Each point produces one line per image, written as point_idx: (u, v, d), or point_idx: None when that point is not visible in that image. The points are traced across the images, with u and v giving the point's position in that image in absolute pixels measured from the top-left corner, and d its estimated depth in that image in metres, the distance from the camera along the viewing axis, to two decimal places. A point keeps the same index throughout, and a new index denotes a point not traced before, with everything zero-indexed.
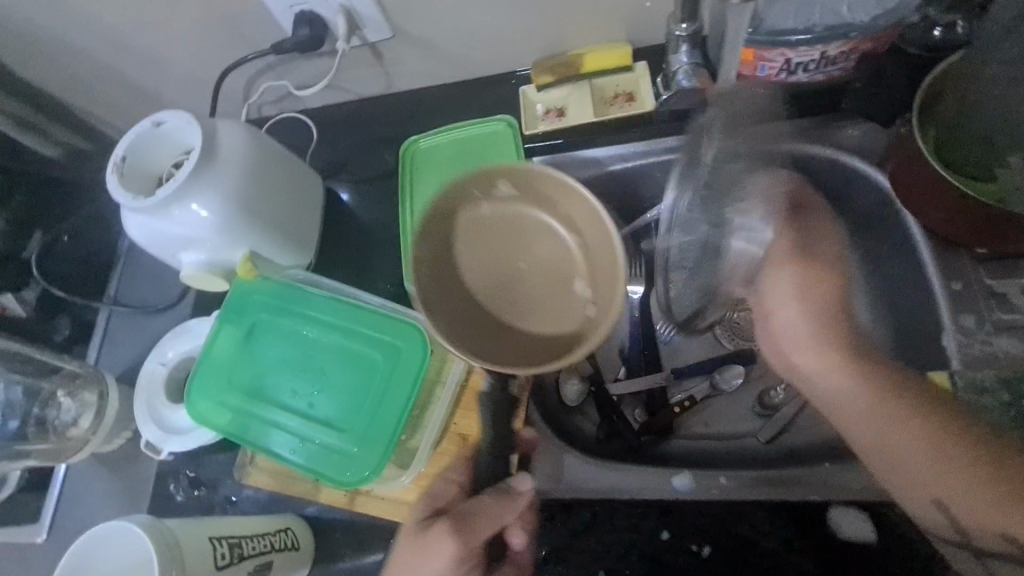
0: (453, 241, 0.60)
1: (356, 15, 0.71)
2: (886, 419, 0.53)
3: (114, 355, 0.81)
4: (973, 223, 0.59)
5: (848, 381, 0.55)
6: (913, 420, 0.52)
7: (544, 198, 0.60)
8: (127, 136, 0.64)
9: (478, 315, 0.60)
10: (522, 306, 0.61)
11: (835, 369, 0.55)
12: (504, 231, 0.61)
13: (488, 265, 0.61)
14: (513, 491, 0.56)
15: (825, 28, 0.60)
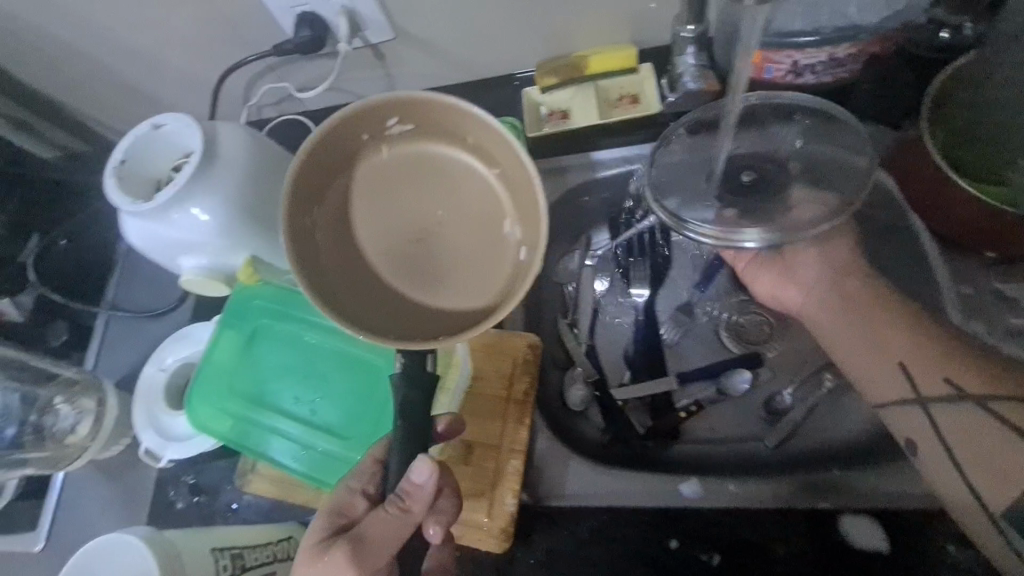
0: (348, 202, 0.55)
1: (358, 16, 0.70)
2: (874, 319, 0.61)
3: (112, 361, 0.80)
4: (983, 227, 0.58)
5: (849, 296, 0.63)
6: (899, 321, 0.60)
7: (446, 132, 0.54)
8: (126, 139, 0.63)
9: (392, 278, 0.55)
10: (440, 260, 0.55)
11: (843, 291, 0.64)
12: (410, 178, 0.55)
13: (397, 219, 0.56)
14: (410, 502, 0.49)
15: (833, 30, 0.60)
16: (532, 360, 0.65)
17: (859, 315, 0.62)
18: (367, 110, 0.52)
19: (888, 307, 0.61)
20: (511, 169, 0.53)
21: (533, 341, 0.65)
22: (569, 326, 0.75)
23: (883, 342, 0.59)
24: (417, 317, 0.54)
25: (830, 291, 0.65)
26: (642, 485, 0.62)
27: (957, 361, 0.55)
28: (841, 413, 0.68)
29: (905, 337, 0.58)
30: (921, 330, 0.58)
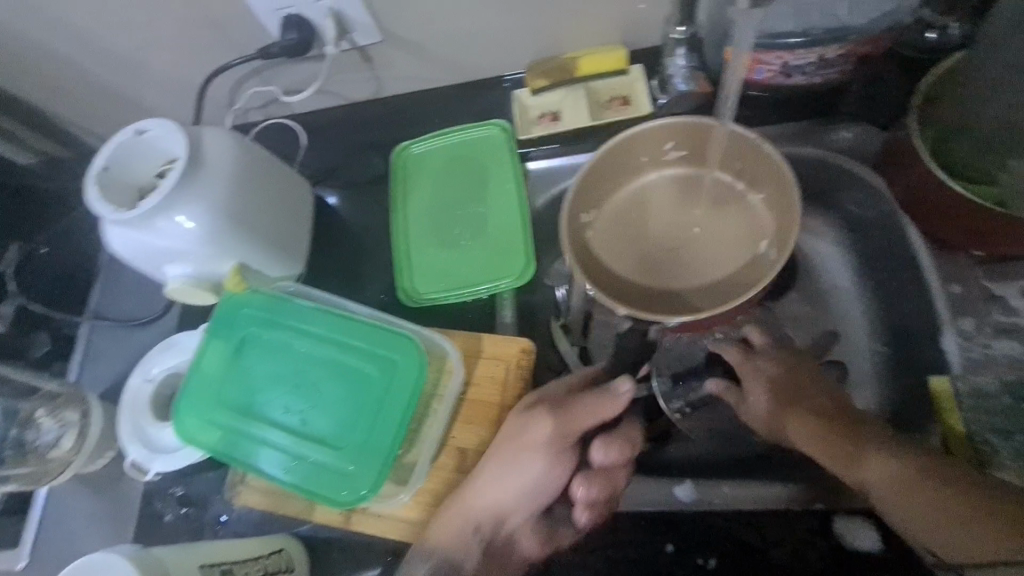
0: (596, 213, 0.70)
1: (344, 17, 0.70)
2: (923, 508, 0.49)
3: (95, 372, 0.78)
4: (974, 227, 0.59)
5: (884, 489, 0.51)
6: (947, 515, 0.48)
7: (710, 158, 0.68)
8: (107, 145, 0.61)
9: (632, 273, 0.68)
10: (676, 261, 0.67)
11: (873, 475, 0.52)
12: (693, 200, 0.70)
13: (634, 235, 0.69)
14: (612, 391, 0.57)
15: (822, 31, 0.60)
16: (527, 364, 0.64)
17: (897, 508, 0.51)
18: (656, 135, 0.66)
19: (937, 493, 0.49)
20: (769, 183, 0.65)
21: (527, 346, 0.64)
22: (563, 327, 0.73)
23: (933, 539, 0.49)
24: (662, 297, 0.67)
25: (801, 430, 0.57)
26: (636, 488, 0.62)
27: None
28: None
29: (954, 534, 0.48)
30: (988, 524, 0.47)
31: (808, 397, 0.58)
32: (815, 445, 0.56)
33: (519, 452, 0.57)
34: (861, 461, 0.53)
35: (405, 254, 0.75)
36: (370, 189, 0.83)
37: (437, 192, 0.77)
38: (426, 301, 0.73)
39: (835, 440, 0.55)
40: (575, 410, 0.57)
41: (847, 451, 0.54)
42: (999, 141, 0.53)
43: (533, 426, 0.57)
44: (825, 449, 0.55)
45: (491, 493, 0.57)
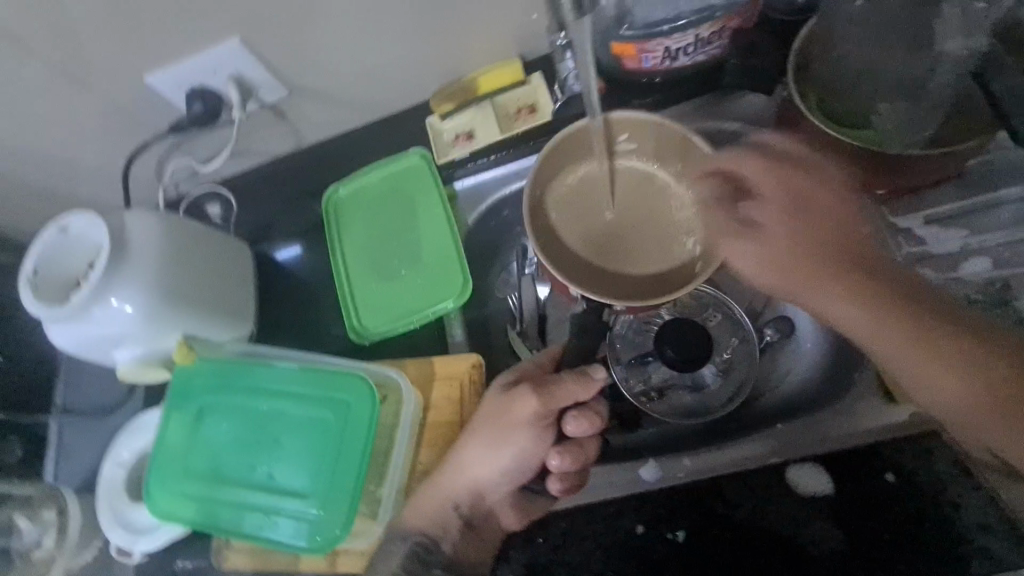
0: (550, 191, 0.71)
1: (246, 81, 0.72)
2: (927, 361, 0.52)
3: (71, 466, 0.79)
4: (864, 170, 0.60)
5: (887, 346, 0.53)
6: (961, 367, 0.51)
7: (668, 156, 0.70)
8: (35, 248, 0.63)
9: (588, 254, 0.69)
10: (630, 250, 0.69)
11: (871, 319, 0.54)
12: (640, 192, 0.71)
13: (590, 219, 0.71)
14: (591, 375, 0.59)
15: (692, 13, 0.63)
16: (479, 378, 0.66)
17: (894, 359, 0.54)
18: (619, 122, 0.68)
19: (947, 343, 0.52)
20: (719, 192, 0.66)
21: (477, 360, 0.66)
22: (520, 335, 0.78)
23: (927, 387, 0.53)
24: (618, 283, 0.68)
25: (820, 298, 0.56)
26: (605, 476, 0.63)
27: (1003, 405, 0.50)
28: (780, 367, 0.69)
29: (949, 384, 0.52)
30: (982, 373, 0.51)
31: (829, 254, 0.56)
32: (824, 303, 0.56)
33: (503, 429, 0.58)
34: (862, 308, 0.54)
35: (350, 295, 0.77)
36: (310, 237, 0.85)
37: (370, 228, 0.79)
38: (378, 335, 0.75)
39: (848, 301, 0.55)
40: (559, 385, 0.58)
41: (846, 302, 0.55)
42: (867, 87, 0.60)
43: (520, 400, 0.58)
44: (822, 304, 0.56)
45: (476, 468, 0.60)
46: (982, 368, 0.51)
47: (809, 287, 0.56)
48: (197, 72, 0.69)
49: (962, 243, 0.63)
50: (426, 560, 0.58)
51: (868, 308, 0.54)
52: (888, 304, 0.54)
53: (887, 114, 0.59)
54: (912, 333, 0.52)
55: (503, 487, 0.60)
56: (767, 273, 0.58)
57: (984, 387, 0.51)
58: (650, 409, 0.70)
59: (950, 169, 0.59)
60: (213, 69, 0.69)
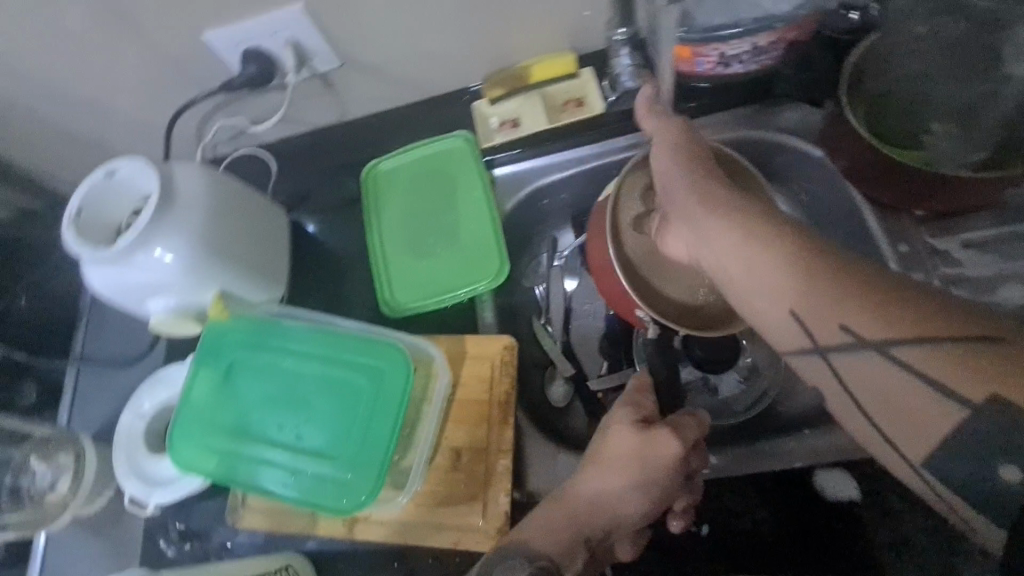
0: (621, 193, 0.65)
1: (302, 47, 0.72)
2: (783, 259, 0.46)
3: (85, 415, 0.78)
4: (909, 186, 0.62)
5: (730, 252, 0.49)
6: (797, 264, 0.46)
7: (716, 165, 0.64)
8: (80, 189, 0.63)
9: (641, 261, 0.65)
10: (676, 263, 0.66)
11: (798, 289, 0.46)
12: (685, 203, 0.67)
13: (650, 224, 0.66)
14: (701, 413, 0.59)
15: (752, 21, 0.64)
16: (510, 359, 0.66)
17: (735, 264, 0.49)
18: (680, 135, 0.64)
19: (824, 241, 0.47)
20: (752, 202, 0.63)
21: (508, 343, 0.67)
22: (545, 326, 0.78)
23: (805, 289, 0.46)
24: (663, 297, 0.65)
25: (748, 262, 0.48)
26: None
27: (881, 309, 0.43)
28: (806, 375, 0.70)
29: (832, 282, 0.45)
30: (870, 279, 0.44)
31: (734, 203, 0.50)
32: (702, 194, 0.52)
33: (645, 470, 0.55)
34: (790, 270, 0.46)
35: (384, 269, 0.77)
36: (344, 210, 0.85)
37: (408, 205, 0.80)
38: (408, 311, 0.75)
39: (719, 195, 0.51)
40: (691, 419, 0.57)
41: (721, 203, 0.51)
42: (919, 107, 0.62)
43: (667, 444, 0.55)
44: (693, 201, 0.52)
45: (609, 506, 0.56)
46: (898, 311, 0.43)
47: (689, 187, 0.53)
48: (254, 33, 0.69)
49: (996, 269, 0.64)
50: None
51: (733, 205, 0.50)
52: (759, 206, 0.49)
53: (938, 134, 0.62)
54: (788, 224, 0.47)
55: (633, 525, 0.57)
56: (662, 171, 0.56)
57: (861, 288, 0.44)
58: None
59: (990, 196, 0.61)
60: (271, 31, 0.69)
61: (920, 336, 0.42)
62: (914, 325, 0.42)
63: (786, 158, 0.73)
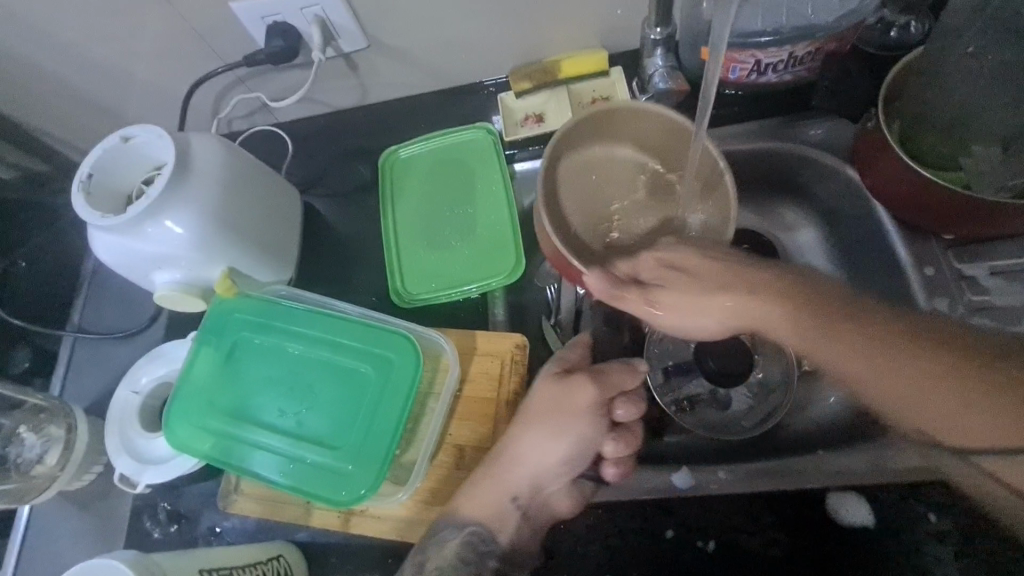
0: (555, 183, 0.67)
1: (330, 25, 0.71)
2: (885, 375, 0.49)
3: (79, 386, 0.76)
4: (939, 210, 0.61)
5: (836, 356, 0.51)
6: (886, 385, 0.49)
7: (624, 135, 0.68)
8: (93, 152, 0.61)
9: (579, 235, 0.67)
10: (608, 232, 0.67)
11: (896, 397, 0.49)
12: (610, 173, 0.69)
13: (582, 200, 0.68)
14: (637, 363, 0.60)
15: (792, 29, 0.63)
16: (521, 358, 0.65)
17: (835, 366, 0.51)
18: (592, 119, 0.65)
19: (911, 348, 0.49)
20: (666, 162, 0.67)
21: (520, 341, 0.65)
22: (554, 326, 0.73)
23: (897, 401, 0.49)
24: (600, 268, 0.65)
25: (842, 362, 0.51)
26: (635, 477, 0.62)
27: (972, 416, 0.47)
28: (820, 395, 0.68)
29: (918, 389, 0.48)
30: (951, 385, 0.47)
31: (816, 305, 0.52)
32: (776, 326, 0.53)
33: (565, 417, 0.57)
34: (888, 379, 0.49)
35: (396, 257, 0.75)
36: (357, 195, 0.84)
37: (424, 194, 0.78)
38: (418, 300, 0.73)
39: (799, 319, 0.52)
40: (613, 370, 0.58)
41: (802, 319, 0.52)
42: (962, 130, 0.56)
43: (584, 390, 0.57)
44: (771, 317, 0.53)
45: (533, 453, 0.57)
46: (993, 406, 0.46)
47: (765, 315, 0.53)
48: (282, 7, 0.68)
49: None
50: (480, 550, 0.56)
51: (811, 315, 0.52)
52: (838, 313, 0.51)
53: (979, 157, 0.57)
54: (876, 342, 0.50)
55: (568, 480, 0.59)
56: (704, 319, 0.56)
57: (950, 396, 0.47)
58: (680, 419, 0.68)
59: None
60: (300, 7, 0.68)
61: (1013, 447, 0.46)
62: (1001, 432, 0.46)
63: (814, 173, 0.71)
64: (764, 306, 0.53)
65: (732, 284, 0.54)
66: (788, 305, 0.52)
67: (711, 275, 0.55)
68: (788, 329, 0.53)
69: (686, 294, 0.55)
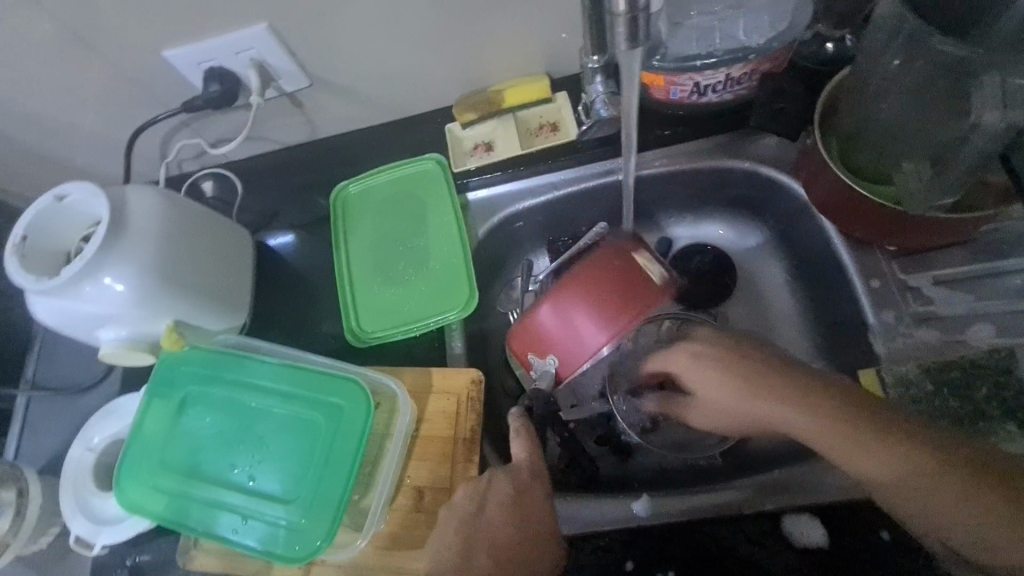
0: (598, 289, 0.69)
1: (267, 66, 0.70)
2: (879, 465, 0.53)
3: (36, 443, 0.75)
4: (882, 225, 0.61)
5: (823, 434, 0.56)
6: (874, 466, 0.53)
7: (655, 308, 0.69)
8: (26, 214, 0.60)
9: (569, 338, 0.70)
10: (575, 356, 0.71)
11: (882, 470, 0.53)
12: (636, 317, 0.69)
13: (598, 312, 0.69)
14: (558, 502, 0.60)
15: (725, 52, 0.64)
16: (477, 395, 0.64)
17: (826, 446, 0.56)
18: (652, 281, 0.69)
19: (904, 447, 0.53)
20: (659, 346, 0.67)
21: (476, 376, 0.65)
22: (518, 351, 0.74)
23: (892, 489, 0.53)
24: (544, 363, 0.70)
25: (832, 440, 0.55)
26: (597, 508, 0.62)
27: (975, 510, 0.50)
28: None
29: (917, 479, 0.52)
30: (914, 472, 0.52)
31: (803, 391, 0.58)
32: (798, 418, 0.57)
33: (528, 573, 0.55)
34: (875, 449, 0.54)
35: (351, 294, 0.75)
36: (312, 232, 0.83)
37: (377, 228, 0.78)
38: (373, 339, 0.73)
39: (791, 414, 0.58)
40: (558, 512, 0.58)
41: (787, 395, 0.58)
42: (893, 145, 0.57)
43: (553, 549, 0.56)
44: (764, 402, 0.59)
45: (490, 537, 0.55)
46: (972, 488, 0.51)
47: (780, 408, 0.58)
48: (217, 52, 0.67)
49: (970, 306, 0.63)
50: None
51: (799, 399, 0.58)
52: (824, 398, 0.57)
53: (909, 173, 0.57)
54: (869, 431, 0.54)
55: None
56: (720, 394, 0.62)
57: (920, 474, 0.52)
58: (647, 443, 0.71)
59: (966, 231, 0.60)
60: (235, 51, 0.67)
61: (1000, 543, 0.49)
62: (998, 525, 0.49)
63: (765, 187, 0.72)
64: (746, 382, 0.61)
65: (728, 369, 0.62)
66: (777, 385, 0.59)
67: (730, 372, 0.62)
68: (776, 414, 0.59)
69: (706, 372, 0.62)
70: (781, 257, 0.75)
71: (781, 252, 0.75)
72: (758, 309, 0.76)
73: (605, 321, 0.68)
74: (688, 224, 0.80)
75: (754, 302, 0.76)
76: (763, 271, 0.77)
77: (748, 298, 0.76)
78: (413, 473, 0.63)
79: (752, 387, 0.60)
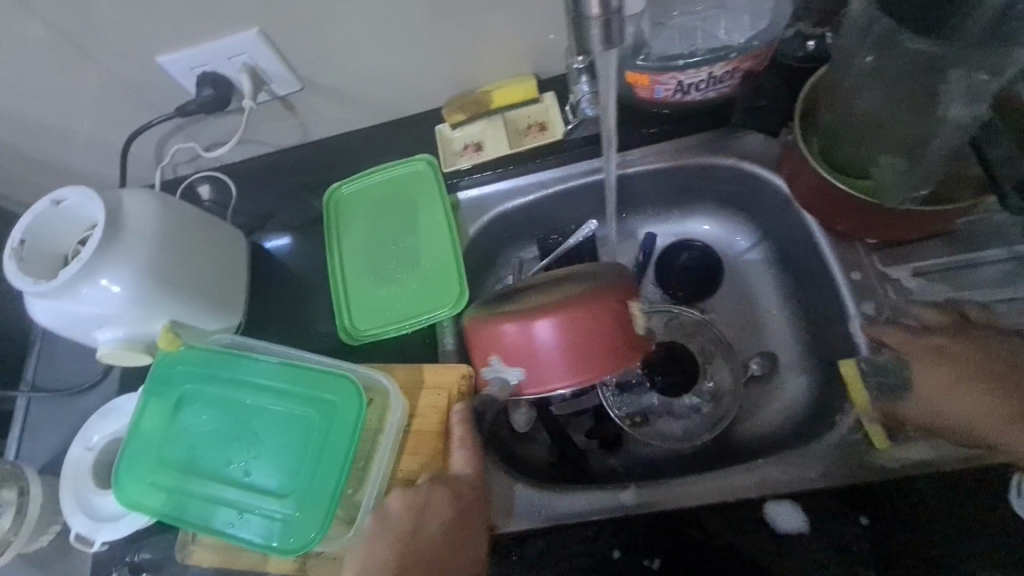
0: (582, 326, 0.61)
1: (259, 71, 0.71)
2: None
3: (36, 443, 0.76)
4: (864, 218, 0.63)
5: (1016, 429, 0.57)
6: None
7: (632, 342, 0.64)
8: (24, 219, 0.61)
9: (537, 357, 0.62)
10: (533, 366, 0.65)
11: None
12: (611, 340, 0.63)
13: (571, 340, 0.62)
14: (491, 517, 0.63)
15: (706, 51, 0.65)
16: (467, 389, 0.66)
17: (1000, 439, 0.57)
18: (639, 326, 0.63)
19: None
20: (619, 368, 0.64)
21: (467, 372, 0.66)
22: None
23: None
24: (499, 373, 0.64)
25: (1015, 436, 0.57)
26: (586, 498, 0.64)
27: None
28: (766, 401, 0.72)
29: None
30: None
31: (997, 385, 0.60)
32: (987, 411, 0.59)
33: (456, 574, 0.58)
34: None
35: (343, 294, 0.76)
36: (306, 234, 0.84)
37: (369, 227, 0.79)
38: (365, 337, 0.74)
39: (990, 401, 0.59)
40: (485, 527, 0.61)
41: (963, 390, 0.60)
42: (869, 141, 0.59)
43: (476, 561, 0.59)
44: (961, 395, 0.60)
45: None
46: None
47: (964, 398, 0.60)
48: (208, 57, 0.68)
49: (947, 297, 0.64)
50: None
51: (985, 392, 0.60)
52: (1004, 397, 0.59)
53: (885, 168, 0.58)
54: None
55: None
56: (924, 380, 0.62)
57: None
58: (638, 433, 0.72)
59: (942, 223, 0.61)
60: (227, 56, 0.68)
61: None
62: None
63: (750, 183, 0.74)
64: (943, 371, 0.61)
65: (941, 357, 0.62)
66: (960, 376, 0.61)
67: (947, 362, 0.62)
68: (965, 407, 0.59)
69: (937, 360, 0.62)
70: (766, 252, 0.77)
71: (766, 247, 0.77)
72: (745, 302, 0.77)
73: (581, 365, 0.61)
74: (676, 221, 0.81)
75: (741, 296, 0.78)
76: (749, 265, 0.78)
77: (735, 292, 0.78)
78: (405, 468, 0.64)
79: (957, 376, 0.61)
